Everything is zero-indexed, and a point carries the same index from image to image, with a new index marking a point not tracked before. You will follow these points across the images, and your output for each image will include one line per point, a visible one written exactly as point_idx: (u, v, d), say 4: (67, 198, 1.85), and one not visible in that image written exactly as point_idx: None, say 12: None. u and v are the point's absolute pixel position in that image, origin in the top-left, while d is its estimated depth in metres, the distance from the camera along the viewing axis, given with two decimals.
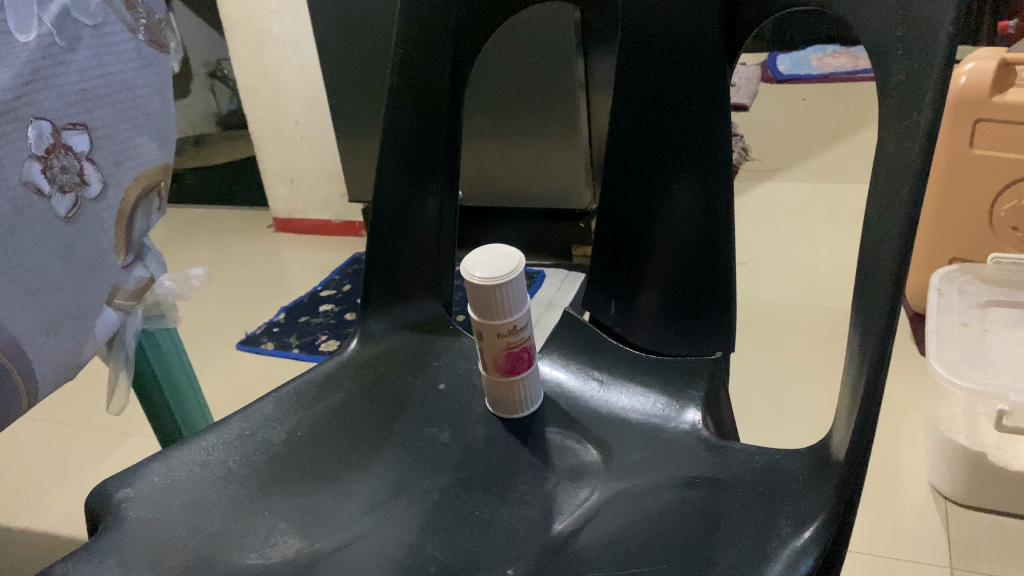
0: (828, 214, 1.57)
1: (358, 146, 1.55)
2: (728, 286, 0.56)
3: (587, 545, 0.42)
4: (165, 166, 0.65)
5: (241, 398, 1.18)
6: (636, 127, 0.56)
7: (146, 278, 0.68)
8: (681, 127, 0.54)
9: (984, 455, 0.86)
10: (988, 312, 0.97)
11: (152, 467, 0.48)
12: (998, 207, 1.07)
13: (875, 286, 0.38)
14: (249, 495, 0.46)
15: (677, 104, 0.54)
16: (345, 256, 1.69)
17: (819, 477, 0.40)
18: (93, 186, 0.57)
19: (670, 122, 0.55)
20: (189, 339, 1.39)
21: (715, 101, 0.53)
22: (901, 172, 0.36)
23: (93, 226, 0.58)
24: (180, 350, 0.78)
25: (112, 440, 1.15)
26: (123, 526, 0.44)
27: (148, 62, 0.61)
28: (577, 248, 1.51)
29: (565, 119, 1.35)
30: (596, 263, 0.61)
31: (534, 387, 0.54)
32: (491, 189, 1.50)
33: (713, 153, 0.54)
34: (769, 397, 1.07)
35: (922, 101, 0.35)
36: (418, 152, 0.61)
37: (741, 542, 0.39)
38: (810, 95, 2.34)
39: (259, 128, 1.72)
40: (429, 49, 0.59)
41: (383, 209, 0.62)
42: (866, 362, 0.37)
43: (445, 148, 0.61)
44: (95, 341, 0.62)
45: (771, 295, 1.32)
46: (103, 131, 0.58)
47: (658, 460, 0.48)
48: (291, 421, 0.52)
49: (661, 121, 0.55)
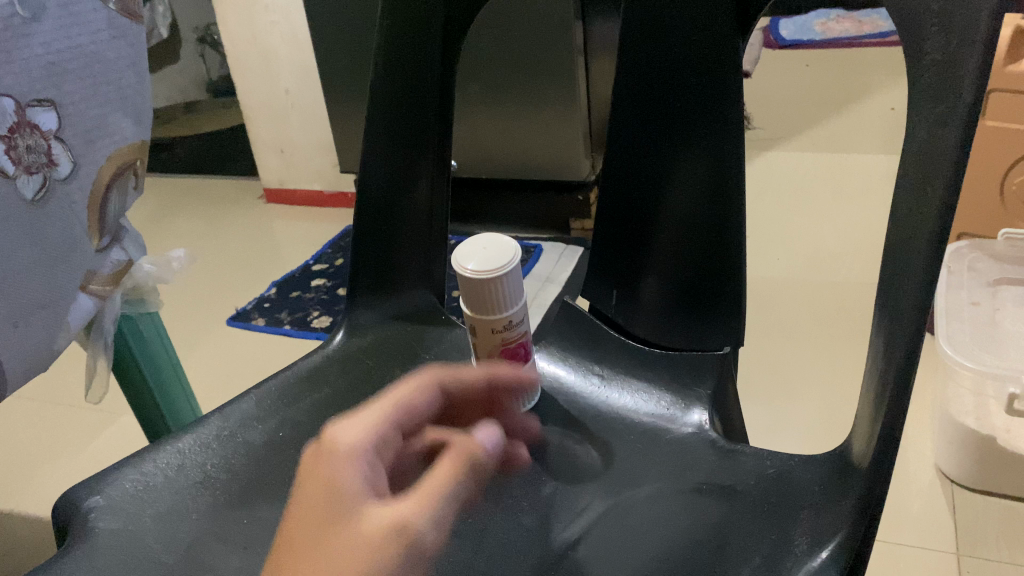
0: (832, 186, 1.54)
1: (349, 115, 1.51)
2: (736, 277, 0.53)
3: (590, 557, 0.40)
4: (141, 143, 0.62)
5: (230, 376, 1.15)
6: (640, 107, 0.53)
7: (124, 262, 0.65)
8: (690, 107, 0.51)
9: (994, 438, 0.82)
10: (998, 291, 0.94)
11: (124, 472, 0.46)
12: (1010, 180, 1.04)
13: (904, 288, 0.35)
14: (228, 503, 0.44)
15: (685, 82, 0.50)
16: (338, 228, 1.65)
17: (838, 491, 0.37)
18: (62, 166, 0.53)
19: (676, 102, 0.51)
20: (178, 315, 1.36)
21: (726, 78, 0.49)
22: (936, 163, 0.33)
23: (64, 208, 0.54)
24: (163, 335, 0.75)
25: (99, 421, 1.11)
26: (93, 539, 0.41)
27: (121, 33, 0.57)
28: (575, 221, 1.48)
29: (562, 88, 1.31)
30: (596, 250, 0.58)
31: (530, 383, 0.52)
32: (488, 161, 1.46)
33: (725, 134, 0.50)
34: (772, 376, 1.04)
35: (961, 83, 0.32)
36: (405, 136, 0.58)
37: (755, 560, 0.36)
38: (813, 61, 2.30)
39: (248, 96, 1.67)
40: (416, 25, 0.55)
41: (367, 197, 0.58)
42: (892, 372, 0.34)
43: (436, 128, 0.58)
44: (70, 328, 0.59)
45: (773, 270, 1.29)
46: (72, 107, 0.53)
47: (664, 465, 0.46)
48: (271, 420, 0.50)
49: (668, 100, 0.51)
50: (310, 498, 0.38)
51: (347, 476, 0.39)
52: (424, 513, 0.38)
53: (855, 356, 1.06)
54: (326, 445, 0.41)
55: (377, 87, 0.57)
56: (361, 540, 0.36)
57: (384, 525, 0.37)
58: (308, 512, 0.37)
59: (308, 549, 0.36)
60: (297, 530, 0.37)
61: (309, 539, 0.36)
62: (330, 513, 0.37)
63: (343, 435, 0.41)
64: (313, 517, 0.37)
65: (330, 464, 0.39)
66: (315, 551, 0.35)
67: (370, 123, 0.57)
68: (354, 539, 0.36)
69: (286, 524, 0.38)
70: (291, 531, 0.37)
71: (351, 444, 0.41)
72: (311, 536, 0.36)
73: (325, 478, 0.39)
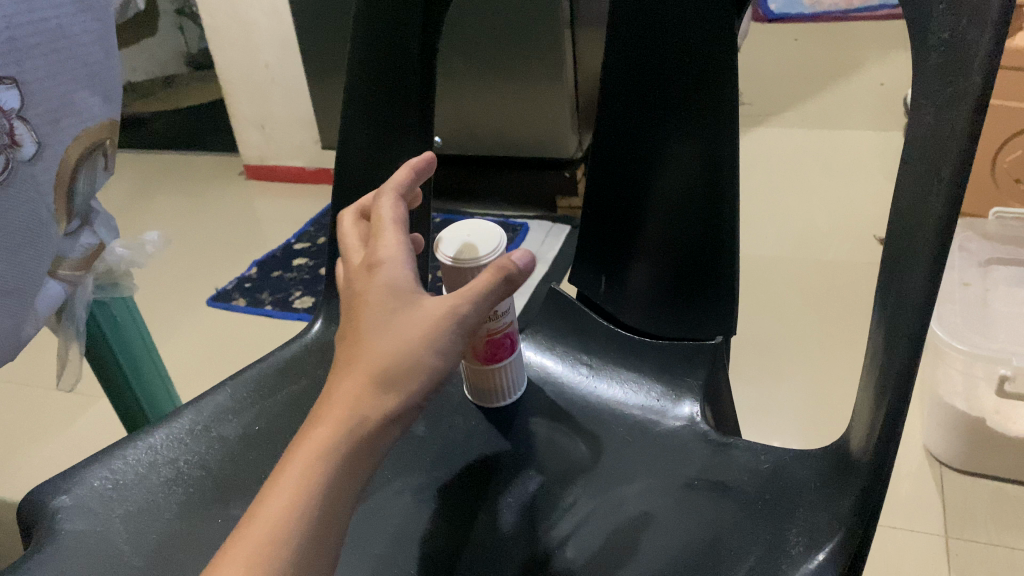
0: (820, 163, 1.52)
1: (330, 90, 1.47)
2: (730, 262, 0.51)
3: (577, 558, 0.39)
4: (111, 122, 0.59)
5: (211, 359, 1.12)
6: (632, 89, 0.51)
7: (96, 245, 0.62)
8: (682, 90, 0.49)
9: (983, 421, 0.80)
10: (990, 271, 0.93)
11: (94, 468, 0.44)
12: (1002, 160, 1.10)
13: (908, 278, 0.33)
14: (202, 501, 0.43)
15: (677, 65, 0.48)
16: (321, 205, 1.63)
17: (836, 489, 0.36)
18: (27, 148, 0.50)
19: (669, 85, 0.49)
20: (156, 297, 1.33)
21: (719, 55, 0.47)
22: (944, 149, 0.31)
23: (30, 192, 0.51)
24: (137, 320, 0.73)
25: (77, 405, 1.09)
26: (60, 540, 0.40)
27: (87, 6, 0.53)
28: (562, 199, 1.46)
29: (549, 63, 1.28)
30: (586, 233, 0.57)
31: (514, 373, 0.51)
32: (473, 137, 1.43)
33: (719, 118, 0.48)
34: (761, 356, 1.03)
35: (972, 63, 0.29)
36: (389, 128, 0.56)
37: (749, 561, 0.35)
38: (802, 35, 2.28)
39: (227, 71, 1.63)
40: (395, 14, 0.53)
41: (353, 190, 0.58)
42: (893, 368, 0.33)
43: (418, 121, 0.56)
44: (39, 316, 0.56)
45: (762, 248, 1.28)
46: (36, 84, 0.50)
47: (653, 461, 0.45)
48: (247, 414, 0.49)
49: (659, 76, 0.49)
50: (368, 284, 0.36)
51: (395, 272, 0.36)
52: (476, 290, 0.35)
53: (845, 335, 1.05)
54: (371, 248, 0.38)
55: (354, 83, 0.55)
56: (421, 318, 0.34)
57: (443, 305, 0.35)
58: (369, 294, 0.36)
59: (376, 322, 0.35)
60: (358, 316, 0.35)
61: (373, 315, 0.35)
62: (390, 305, 0.35)
63: (381, 245, 0.37)
64: (373, 305, 0.35)
65: (380, 267, 0.36)
66: (381, 329, 0.34)
67: (351, 121, 0.57)
68: (414, 318, 0.35)
69: (350, 306, 0.37)
70: (354, 310, 0.36)
71: (388, 248, 0.37)
72: (373, 320, 0.35)
73: (377, 267, 0.37)
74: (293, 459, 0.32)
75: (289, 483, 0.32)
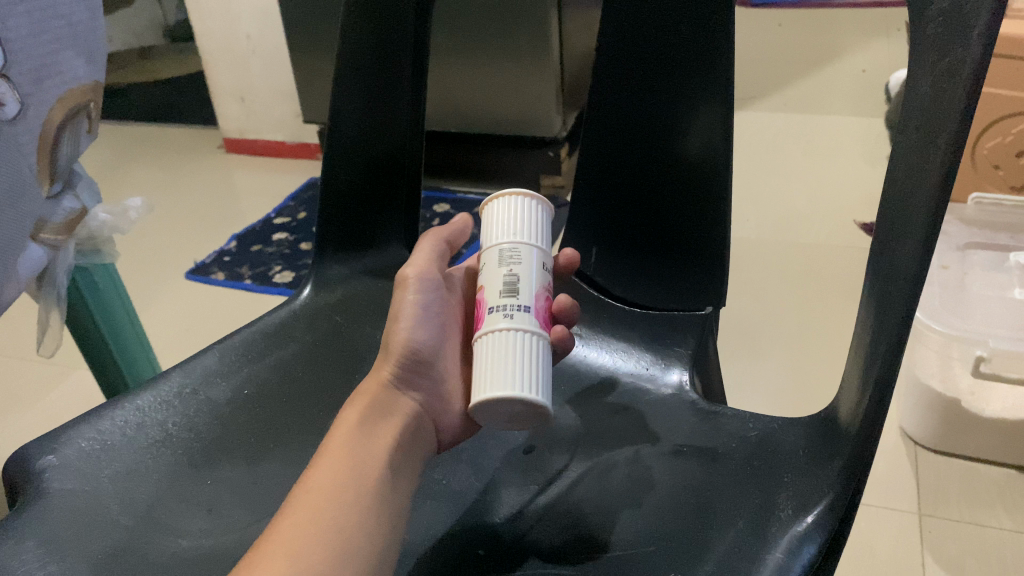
0: (802, 147, 1.54)
1: (314, 62, 1.45)
2: (721, 246, 0.51)
3: (550, 529, 0.39)
4: (94, 85, 0.58)
5: (190, 330, 1.11)
6: (620, 92, 0.52)
7: (78, 210, 0.61)
8: (674, 88, 0.50)
9: (958, 400, 0.81)
10: (969, 253, 0.93)
11: (79, 429, 0.44)
12: (982, 145, 1.13)
13: (903, 247, 0.33)
14: (192, 462, 0.43)
15: (667, 71, 0.50)
16: (300, 180, 1.61)
17: (825, 455, 0.37)
18: (9, 107, 0.48)
19: (661, 84, 0.50)
20: (133, 267, 1.32)
21: (711, 52, 0.48)
22: (941, 115, 0.31)
23: (15, 152, 0.49)
24: (119, 287, 0.72)
25: (52, 375, 1.08)
26: (45, 498, 0.40)
27: None
28: (545, 178, 1.42)
29: (535, 39, 1.27)
30: (577, 209, 0.56)
31: (492, 369, 0.38)
32: (459, 113, 1.43)
33: (709, 122, 0.49)
34: (740, 336, 1.04)
35: (972, 31, 0.29)
36: (379, 95, 0.56)
37: (738, 526, 0.36)
38: (784, 19, 2.30)
39: (206, 41, 1.61)
40: None
41: (340, 158, 0.57)
42: (884, 340, 0.33)
43: (410, 90, 0.56)
44: (20, 279, 0.55)
45: (744, 229, 1.29)
46: (18, 42, 0.49)
47: (644, 427, 0.45)
48: (236, 377, 0.49)
49: (649, 74, 0.50)
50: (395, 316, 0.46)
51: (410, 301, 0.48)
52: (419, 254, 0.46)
53: (822, 316, 1.07)
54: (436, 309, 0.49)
55: (346, 45, 0.54)
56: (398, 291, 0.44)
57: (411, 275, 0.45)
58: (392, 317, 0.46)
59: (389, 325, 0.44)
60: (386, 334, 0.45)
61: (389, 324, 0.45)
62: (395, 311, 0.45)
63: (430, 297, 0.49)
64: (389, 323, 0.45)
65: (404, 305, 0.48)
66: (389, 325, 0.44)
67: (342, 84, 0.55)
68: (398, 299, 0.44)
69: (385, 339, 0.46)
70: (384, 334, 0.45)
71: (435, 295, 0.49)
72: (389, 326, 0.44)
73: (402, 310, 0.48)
74: (325, 448, 0.38)
75: (331, 454, 0.38)
